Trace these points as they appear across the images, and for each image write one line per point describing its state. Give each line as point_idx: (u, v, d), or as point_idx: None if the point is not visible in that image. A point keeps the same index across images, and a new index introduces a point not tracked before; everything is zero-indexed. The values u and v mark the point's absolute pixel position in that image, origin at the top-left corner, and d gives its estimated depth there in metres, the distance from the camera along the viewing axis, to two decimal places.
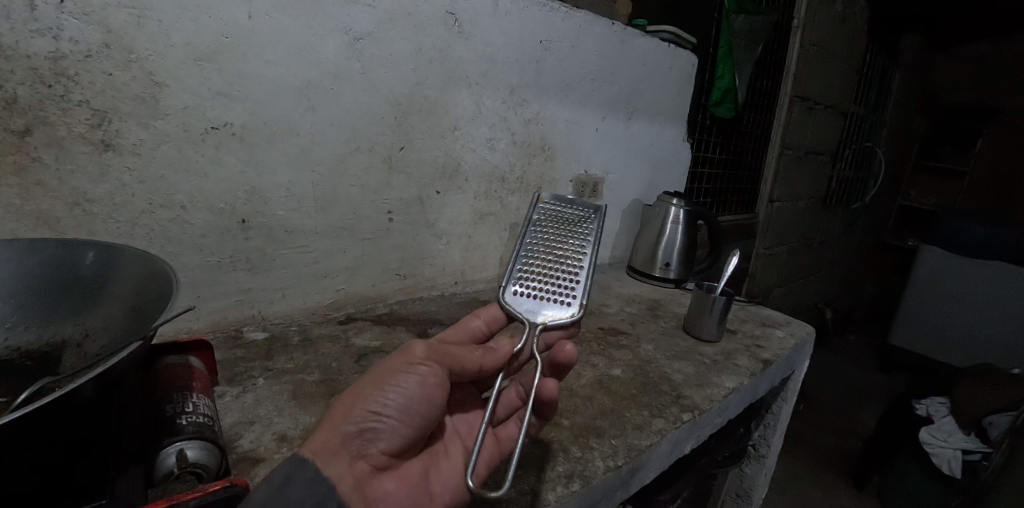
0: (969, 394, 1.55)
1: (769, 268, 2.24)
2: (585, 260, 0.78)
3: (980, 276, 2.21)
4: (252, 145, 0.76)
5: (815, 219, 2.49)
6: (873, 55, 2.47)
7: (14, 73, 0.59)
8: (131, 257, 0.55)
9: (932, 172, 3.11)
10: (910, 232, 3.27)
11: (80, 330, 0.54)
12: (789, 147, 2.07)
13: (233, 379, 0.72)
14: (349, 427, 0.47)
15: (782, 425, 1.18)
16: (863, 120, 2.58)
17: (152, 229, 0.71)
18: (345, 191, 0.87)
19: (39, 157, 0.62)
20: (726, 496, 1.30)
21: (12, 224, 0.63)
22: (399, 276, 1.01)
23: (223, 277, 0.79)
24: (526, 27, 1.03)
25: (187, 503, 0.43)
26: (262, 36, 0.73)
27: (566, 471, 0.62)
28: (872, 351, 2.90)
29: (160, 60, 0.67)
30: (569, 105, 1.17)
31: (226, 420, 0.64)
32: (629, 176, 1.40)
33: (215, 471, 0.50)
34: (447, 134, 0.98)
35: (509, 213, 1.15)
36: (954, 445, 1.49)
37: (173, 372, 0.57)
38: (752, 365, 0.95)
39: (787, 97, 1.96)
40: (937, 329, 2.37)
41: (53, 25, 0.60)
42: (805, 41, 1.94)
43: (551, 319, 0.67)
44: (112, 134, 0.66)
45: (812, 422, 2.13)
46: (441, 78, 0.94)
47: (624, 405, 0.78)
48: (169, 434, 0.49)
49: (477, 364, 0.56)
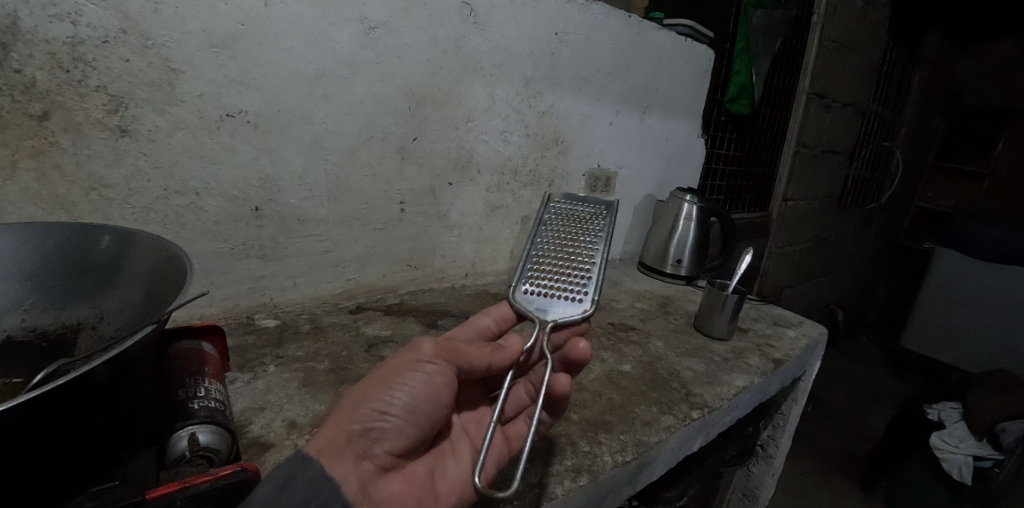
0: (983, 400, 1.52)
1: (782, 267, 2.22)
2: (596, 256, 0.77)
3: (999, 280, 2.16)
4: (264, 132, 0.76)
5: (830, 219, 2.45)
6: (894, 54, 2.41)
7: (33, 58, 0.60)
8: (145, 242, 0.55)
9: (951, 173, 3.06)
10: (926, 235, 3.23)
11: (95, 314, 0.54)
12: (804, 146, 2.03)
13: (244, 365, 0.72)
14: (354, 426, 0.47)
15: (792, 425, 1.17)
16: (881, 119, 2.53)
17: (167, 215, 0.71)
18: (357, 181, 0.87)
19: (56, 141, 0.63)
20: (731, 496, 1.29)
21: (30, 208, 0.63)
22: (409, 267, 1.01)
23: (235, 263, 0.79)
24: (541, 18, 1.02)
25: (198, 486, 0.44)
26: (278, 23, 0.73)
27: (575, 466, 0.62)
28: (884, 354, 2.86)
29: (176, 46, 0.67)
30: (584, 99, 1.16)
31: (237, 405, 0.64)
32: (642, 171, 1.39)
33: (225, 457, 0.51)
34: (460, 125, 0.97)
35: (521, 206, 1.15)
36: (966, 451, 1.46)
37: (186, 356, 0.58)
38: (763, 365, 0.94)
39: (804, 95, 1.93)
40: (951, 333, 2.33)
41: (72, 10, 0.60)
42: (824, 37, 1.90)
43: (561, 316, 0.66)
44: (128, 120, 0.66)
45: (822, 424, 2.11)
46: (455, 68, 0.93)
47: (632, 401, 0.77)
48: (182, 417, 0.50)
49: (485, 362, 0.55)
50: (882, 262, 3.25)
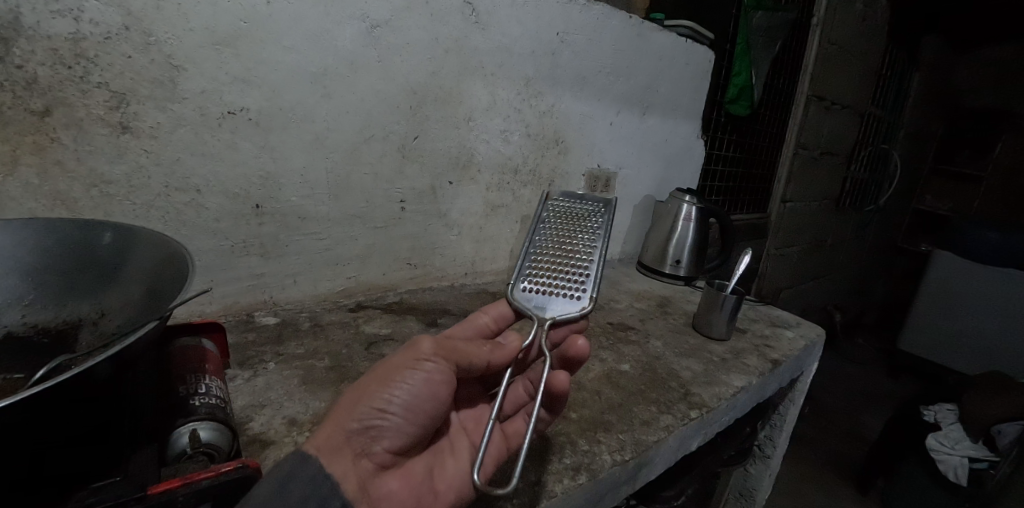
0: (979, 401, 1.52)
1: (780, 268, 2.23)
2: (595, 253, 0.77)
3: (996, 283, 2.17)
4: (267, 130, 0.76)
5: (828, 221, 2.46)
6: (892, 57, 2.42)
7: (35, 53, 0.60)
8: (147, 239, 0.55)
9: (948, 176, 3.07)
10: (923, 237, 3.24)
11: (96, 310, 0.54)
12: (803, 147, 2.04)
13: (244, 363, 0.73)
14: (353, 424, 0.47)
15: (789, 426, 1.17)
16: (880, 122, 2.53)
17: (168, 212, 0.72)
18: (358, 179, 0.87)
19: (57, 137, 0.63)
20: (729, 495, 1.29)
21: (31, 203, 0.63)
22: (409, 266, 1.01)
23: (235, 261, 0.79)
24: (543, 18, 1.02)
25: (200, 483, 0.44)
26: (279, 20, 0.73)
27: (574, 464, 0.62)
28: (881, 356, 2.86)
29: (178, 43, 0.67)
30: (585, 98, 1.17)
31: (237, 403, 0.64)
32: (642, 172, 1.39)
33: (227, 452, 0.51)
34: (461, 125, 0.98)
35: (521, 205, 1.15)
36: (961, 452, 1.47)
37: (187, 354, 0.58)
38: (761, 365, 0.95)
39: (804, 96, 1.93)
40: (948, 335, 2.34)
41: (74, 6, 0.60)
42: (824, 39, 1.91)
43: (559, 313, 0.67)
44: (130, 117, 0.66)
45: (819, 425, 2.11)
46: (456, 68, 0.93)
47: (631, 400, 0.77)
48: (183, 414, 0.50)
49: (485, 359, 0.55)
50: (880, 263, 3.26)
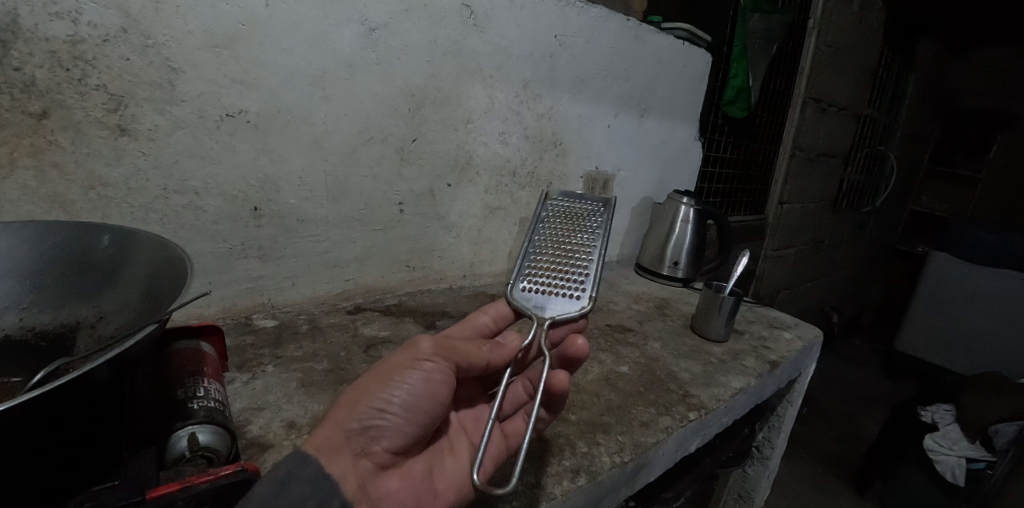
0: (976, 402, 1.53)
1: (778, 269, 2.23)
2: (594, 252, 0.77)
3: (993, 283, 2.18)
4: (265, 133, 0.76)
5: (825, 222, 2.47)
6: (888, 60, 2.43)
7: (32, 56, 0.60)
8: (145, 242, 0.55)
9: (944, 178, 3.08)
10: (919, 238, 3.26)
11: (94, 313, 0.54)
12: (800, 149, 2.05)
13: (242, 365, 0.72)
14: (352, 424, 0.47)
15: (787, 427, 1.18)
16: (876, 124, 2.55)
17: (166, 214, 0.71)
18: (356, 181, 0.87)
19: (55, 139, 0.63)
20: (727, 497, 1.29)
21: (28, 206, 0.63)
22: (407, 267, 1.01)
23: (234, 264, 0.79)
24: (540, 21, 1.02)
25: (198, 486, 0.44)
26: (277, 24, 0.73)
27: (572, 466, 0.62)
28: (878, 357, 2.87)
29: (176, 46, 0.67)
30: (582, 100, 1.17)
31: (235, 406, 0.64)
32: (641, 173, 1.40)
33: (225, 455, 0.51)
34: (460, 127, 0.98)
35: (519, 208, 1.15)
36: (959, 453, 1.48)
37: (186, 356, 0.58)
38: (759, 366, 0.95)
39: (801, 98, 1.94)
40: (945, 336, 2.35)
41: (72, 8, 0.60)
42: (820, 41, 1.92)
43: (559, 313, 0.67)
44: (128, 119, 0.66)
45: (817, 426, 2.12)
46: (455, 71, 0.93)
47: (630, 402, 0.77)
48: (181, 417, 0.50)
49: (484, 359, 0.55)
50: (877, 265, 3.27)
